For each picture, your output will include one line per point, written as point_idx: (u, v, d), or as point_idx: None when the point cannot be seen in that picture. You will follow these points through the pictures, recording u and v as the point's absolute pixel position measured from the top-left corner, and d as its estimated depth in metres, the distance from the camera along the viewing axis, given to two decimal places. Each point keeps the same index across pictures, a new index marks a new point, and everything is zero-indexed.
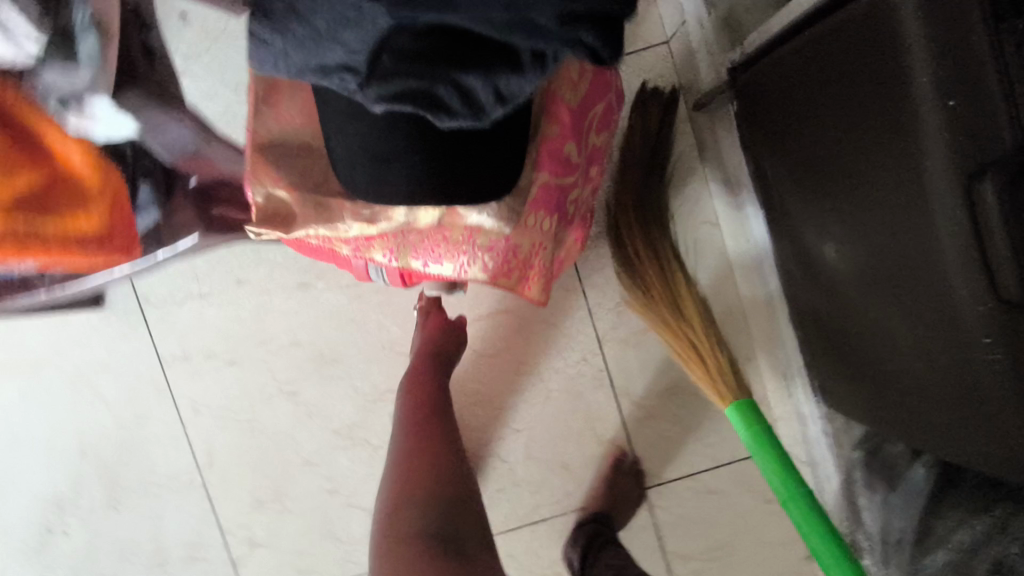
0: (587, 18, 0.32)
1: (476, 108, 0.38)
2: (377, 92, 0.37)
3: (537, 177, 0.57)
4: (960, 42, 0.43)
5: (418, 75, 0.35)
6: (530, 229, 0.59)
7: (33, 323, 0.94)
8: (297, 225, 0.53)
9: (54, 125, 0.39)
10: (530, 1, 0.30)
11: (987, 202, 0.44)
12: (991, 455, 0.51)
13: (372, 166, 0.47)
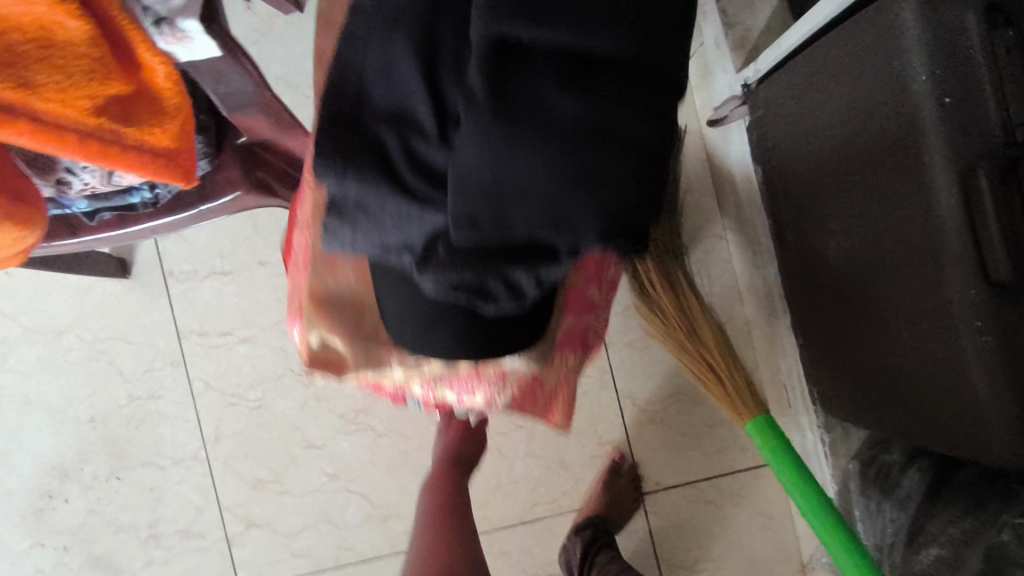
0: (629, 232, 0.31)
1: (521, 298, 0.36)
2: (432, 278, 0.35)
3: (562, 321, 0.55)
4: (958, 47, 0.49)
5: (469, 274, 0.34)
6: (556, 367, 0.57)
7: (58, 288, 0.96)
8: (349, 372, 0.54)
9: (142, 38, 0.35)
10: (574, 217, 0.30)
11: (981, 191, 0.48)
12: (979, 439, 0.54)
13: (418, 328, 0.47)
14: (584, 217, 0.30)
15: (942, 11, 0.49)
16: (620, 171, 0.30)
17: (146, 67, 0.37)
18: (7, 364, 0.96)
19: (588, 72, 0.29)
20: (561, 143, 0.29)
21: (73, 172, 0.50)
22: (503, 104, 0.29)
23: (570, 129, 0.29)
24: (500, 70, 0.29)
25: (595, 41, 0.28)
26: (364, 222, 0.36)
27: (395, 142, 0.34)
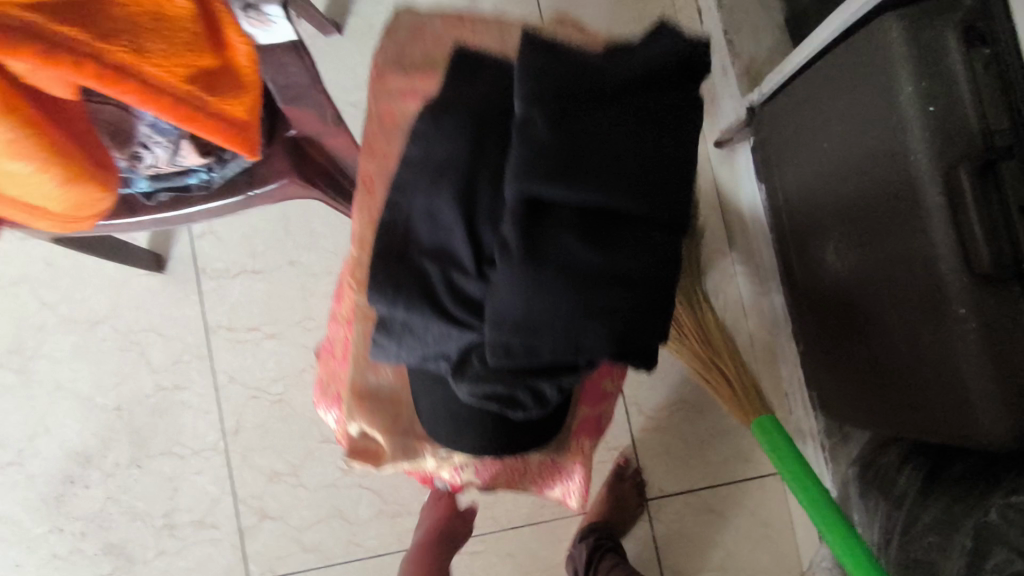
0: (634, 354, 0.44)
1: (543, 403, 0.48)
2: (468, 385, 0.47)
3: (579, 412, 0.67)
4: (940, 62, 0.55)
5: (500, 383, 0.46)
6: (573, 452, 0.68)
7: (97, 281, 1.02)
8: (386, 461, 0.65)
9: (230, 19, 0.42)
10: (591, 345, 0.42)
11: (964, 187, 0.53)
12: (967, 428, 0.58)
13: (451, 423, 0.59)
14: (596, 342, 0.42)
15: (925, 29, 0.55)
16: (624, 306, 0.42)
17: (230, 46, 0.43)
18: (42, 351, 1.01)
19: (602, 232, 0.42)
20: (586, 278, 0.41)
21: (147, 146, 0.59)
22: (541, 244, 0.41)
23: (589, 273, 0.42)
24: (532, 226, 0.42)
25: (603, 200, 0.41)
26: (410, 339, 0.49)
27: (437, 275, 0.48)
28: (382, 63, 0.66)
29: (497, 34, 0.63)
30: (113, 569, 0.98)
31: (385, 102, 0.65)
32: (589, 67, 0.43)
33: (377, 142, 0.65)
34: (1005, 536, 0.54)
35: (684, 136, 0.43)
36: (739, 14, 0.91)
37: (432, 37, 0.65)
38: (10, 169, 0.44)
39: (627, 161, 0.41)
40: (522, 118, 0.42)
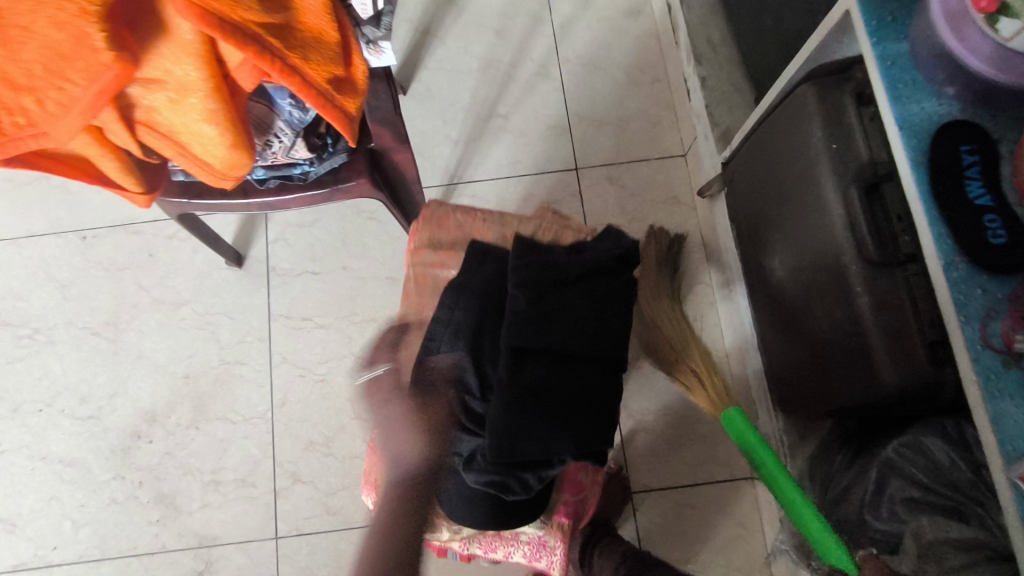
0: (590, 455, 0.62)
1: (527, 489, 0.62)
2: (473, 474, 0.60)
3: (560, 496, 0.83)
4: (839, 113, 0.76)
5: (498, 472, 0.60)
6: (556, 530, 0.82)
7: (187, 271, 1.24)
8: None
9: (355, 51, 0.67)
10: (559, 448, 0.59)
11: (854, 199, 0.73)
12: (872, 400, 0.74)
13: (465, 505, 0.64)
14: (563, 443, 0.59)
15: (827, 92, 0.78)
16: (583, 415, 0.61)
17: (354, 66, 0.67)
18: (132, 325, 1.22)
19: (566, 365, 0.62)
20: (557, 397, 0.60)
21: (275, 136, 0.79)
22: (523, 374, 0.60)
23: (557, 394, 0.60)
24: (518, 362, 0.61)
25: (567, 346, 0.62)
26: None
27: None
28: (418, 242, 0.84)
29: (501, 227, 0.83)
30: (161, 516, 1.13)
31: (420, 267, 0.82)
32: (560, 261, 0.68)
33: (413, 295, 0.82)
34: (902, 470, 0.71)
35: (621, 309, 0.66)
36: (718, 93, 1.17)
37: (455, 223, 0.84)
38: (201, 131, 0.66)
39: (583, 321, 0.63)
40: (513, 294, 0.65)
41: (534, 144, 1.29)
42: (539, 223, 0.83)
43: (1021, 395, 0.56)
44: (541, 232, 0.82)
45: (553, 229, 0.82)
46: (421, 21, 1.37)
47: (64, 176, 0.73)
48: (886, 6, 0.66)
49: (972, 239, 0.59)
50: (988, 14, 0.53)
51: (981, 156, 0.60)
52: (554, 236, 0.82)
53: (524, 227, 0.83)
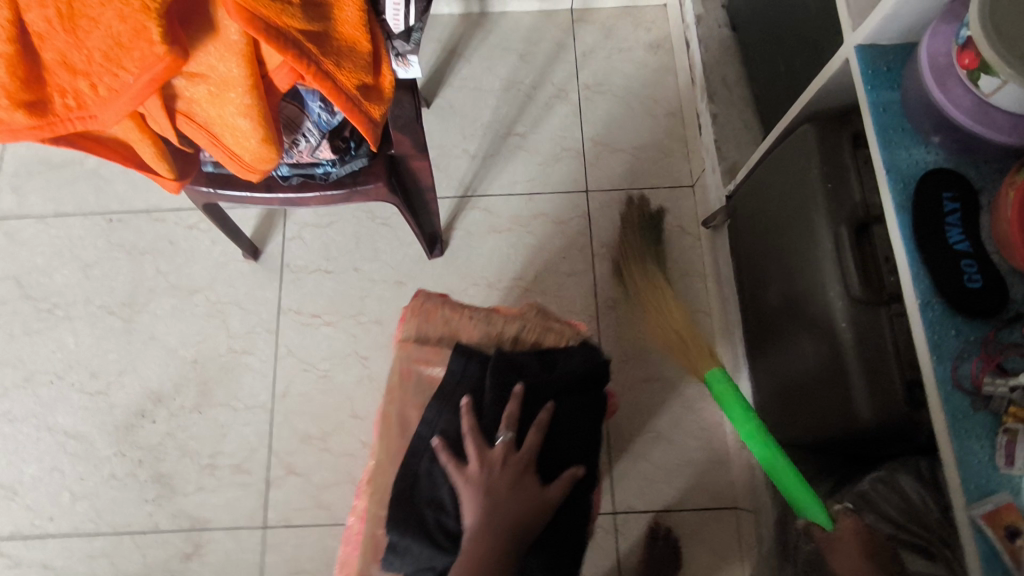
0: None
1: None
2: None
3: None
4: (838, 153, 0.80)
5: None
6: None
7: (205, 260, 1.29)
8: None
9: (386, 62, 0.72)
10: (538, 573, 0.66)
11: (844, 237, 0.76)
12: (850, 432, 0.76)
13: None
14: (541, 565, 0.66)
15: (826, 133, 0.81)
16: (558, 536, 0.68)
17: (382, 75, 0.72)
18: (148, 307, 1.26)
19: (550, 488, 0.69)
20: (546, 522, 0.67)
21: (303, 136, 0.84)
22: (518, 495, 0.66)
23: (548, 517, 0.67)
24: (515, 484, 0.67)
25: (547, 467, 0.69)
26: (410, 557, 0.67)
27: (429, 516, 0.68)
28: (405, 332, 0.80)
29: (486, 325, 0.79)
30: (157, 495, 1.16)
31: (404, 363, 0.78)
32: (539, 378, 0.72)
33: (397, 390, 0.77)
34: (878, 506, 0.72)
35: (593, 428, 0.73)
36: (728, 130, 1.22)
37: (442, 317, 0.80)
38: (235, 124, 0.71)
39: (577, 445, 0.71)
40: (507, 418, 0.69)
41: (548, 164, 1.34)
42: (523, 323, 0.79)
43: (987, 437, 0.59)
44: (525, 333, 0.79)
45: (536, 329, 0.79)
46: (450, 41, 1.44)
47: (96, 154, 0.77)
48: (883, 57, 0.71)
49: (948, 282, 0.62)
50: (971, 70, 0.59)
51: (962, 203, 0.64)
52: (538, 338, 0.79)
53: (508, 325, 0.79)
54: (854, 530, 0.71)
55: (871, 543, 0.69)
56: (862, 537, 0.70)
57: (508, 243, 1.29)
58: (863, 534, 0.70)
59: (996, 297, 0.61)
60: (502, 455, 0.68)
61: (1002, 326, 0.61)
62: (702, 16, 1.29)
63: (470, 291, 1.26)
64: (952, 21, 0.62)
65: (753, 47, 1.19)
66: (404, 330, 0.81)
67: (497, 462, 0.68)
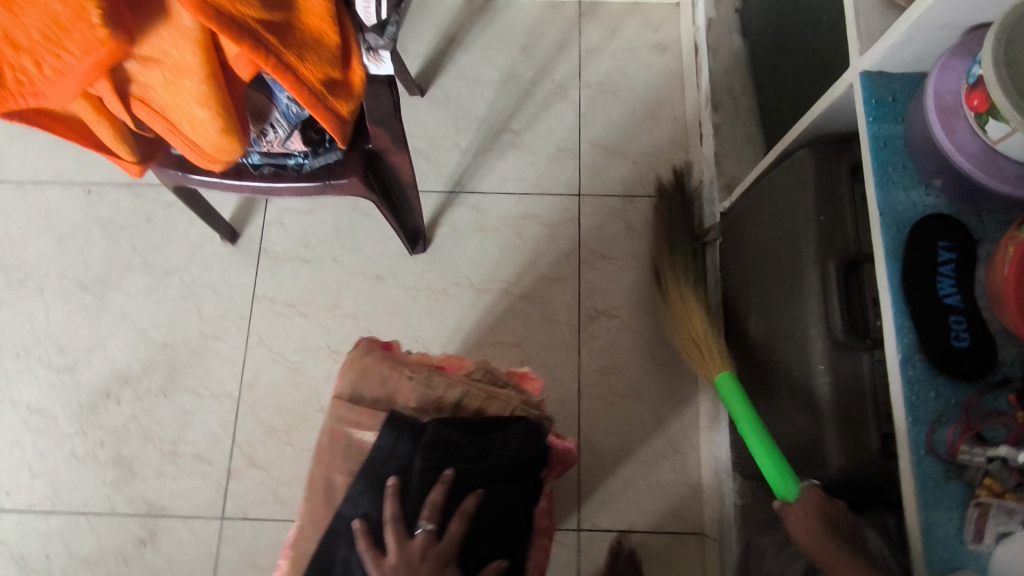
0: None
1: None
2: None
3: None
4: (834, 184, 0.75)
5: None
6: None
7: (182, 240, 1.25)
8: None
9: (357, 57, 0.67)
10: None
11: (831, 276, 0.72)
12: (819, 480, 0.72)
13: None
14: None
15: (824, 161, 0.77)
16: None
17: (353, 69, 0.68)
18: (120, 285, 1.23)
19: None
20: None
21: (271, 127, 0.80)
22: None
23: None
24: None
25: (470, 562, 0.64)
26: None
27: None
28: (340, 390, 0.75)
29: (424, 387, 0.74)
30: (116, 478, 1.14)
31: (335, 424, 0.72)
32: (470, 464, 0.67)
33: (326, 452, 0.71)
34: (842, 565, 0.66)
35: (523, 519, 0.68)
36: (729, 143, 1.17)
37: (381, 376, 0.74)
38: (193, 113, 0.67)
39: (502, 540, 0.66)
40: (428, 507, 0.64)
41: (541, 164, 1.29)
42: (466, 389, 0.74)
43: (958, 508, 0.55)
44: (467, 399, 0.74)
45: (480, 396, 0.75)
46: (450, 27, 1.38)
47: (57, 135, 0.72)
48: (889, 86, 0.65)
49: (934, 340, 0.58)
50: (979, 113, 0.53)
51: (957, 254, 0.59)
52: (481, 405, 0.74)
53: (450, 390, 0.74)
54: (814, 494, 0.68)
55: (828, 508, 0.66)
56: (820, 503, 0.67)
57: (493, 244, 1.24)
58: (821, 497, 0.67)
59: (983, 359, 0.57)
60: (421, 548, 0.63)
61: (986, 391, 0.57)
62: (713, 20, 1.23)
63: (450, 291, 1.22)
64: (965, 56, 0.57)
65: (762, 57, 1.13)
66: (339, 387, 0.75)
67: (415, 556, 0.62)
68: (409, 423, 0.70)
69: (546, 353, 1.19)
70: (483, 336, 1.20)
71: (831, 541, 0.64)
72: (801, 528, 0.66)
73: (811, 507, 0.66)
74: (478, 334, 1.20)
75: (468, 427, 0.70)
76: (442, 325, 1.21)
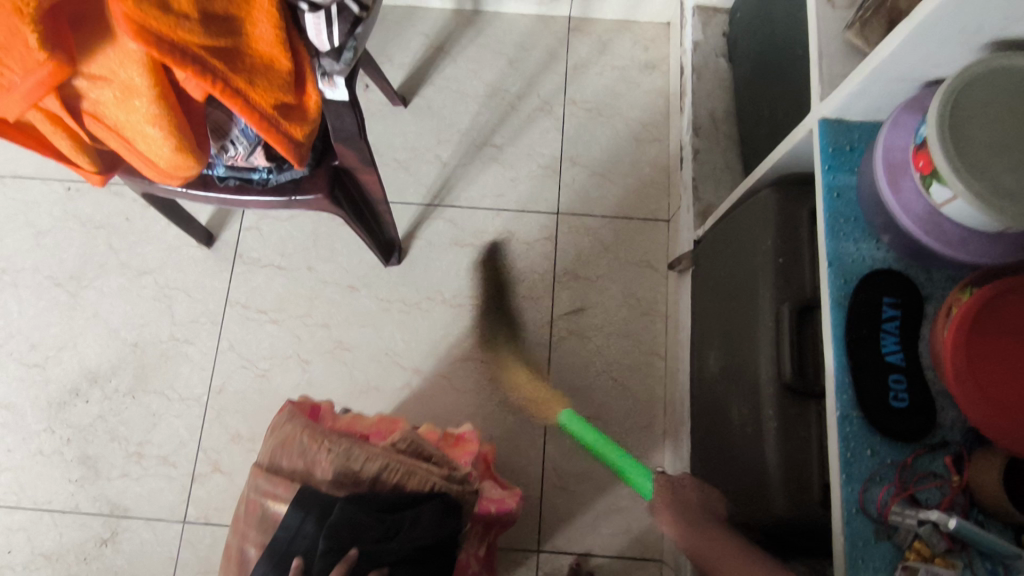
0: None
1: None
2: None
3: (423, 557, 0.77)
4: (795, 226, 0.75)
5: None
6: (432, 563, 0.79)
7: (158, 241, 1.25)
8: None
9: (310, 80, 0.66)
10: None
11: (784, 319, 0.71)
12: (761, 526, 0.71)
13: None
14: None
15: (786, 203, 0.76)
16: None
17: (307, 93, 0.67)
18: (94, 283, 1.23)
19: None
20: None
21: (231, 143, 0.81)
22: None
23: None
24: None
25: None
26: None
27: None
28: (263, 458, 0.74)
29: (341, 460, 0.70)
30: (80, 477, 1.14)
31: (252, 494, 0.71)
32: (376, 545, 0.62)
33: (242, 521, 0.71)
34: None
35: None
36: (708, 167, 1.15)
37: (299, 447, 0.72)
38: (145, 131, 0.67)
39: None
40: None
41: (520, 181, 1.28)
42: (385, 463, 0.70)
43: (885, 570, 0.54)
44: (386, 474, 0.70)
45: (400, 470, 0.70)
46: (438, 37, 1.37)
47: (15, 143, 0.70)
48: (847, 135, 0.64)
49: (873, 398, 0.57)
50: (924, 174, 0.52)
51: (902, 311, 0.58)
52: (400, 480, 0.70)
53: (364, 466, 0.70)
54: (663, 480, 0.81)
55: (676, 489, 0.79)
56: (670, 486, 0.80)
57: (468, 259, 1.24)
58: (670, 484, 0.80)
59: (921, 421, 0.56)
60: None
61: (924, 452, 0.56)
62: (699, 41, 1.22)
63: (423, 304, 1.22)
64: (918, 112, 0.56)
65: (744, 84, 1.12)
66: (261, 457, 0.74)
67: None
68: (318, 502, 0.65)
69: (515, 371, 1.19)
70: (453, 351, 1.19)
71: (684, 508, 0.76)
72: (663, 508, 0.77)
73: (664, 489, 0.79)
74: (448, 349, 1.20)
75: (381, 507, 0.66)
76: (412, 338, 1.20)
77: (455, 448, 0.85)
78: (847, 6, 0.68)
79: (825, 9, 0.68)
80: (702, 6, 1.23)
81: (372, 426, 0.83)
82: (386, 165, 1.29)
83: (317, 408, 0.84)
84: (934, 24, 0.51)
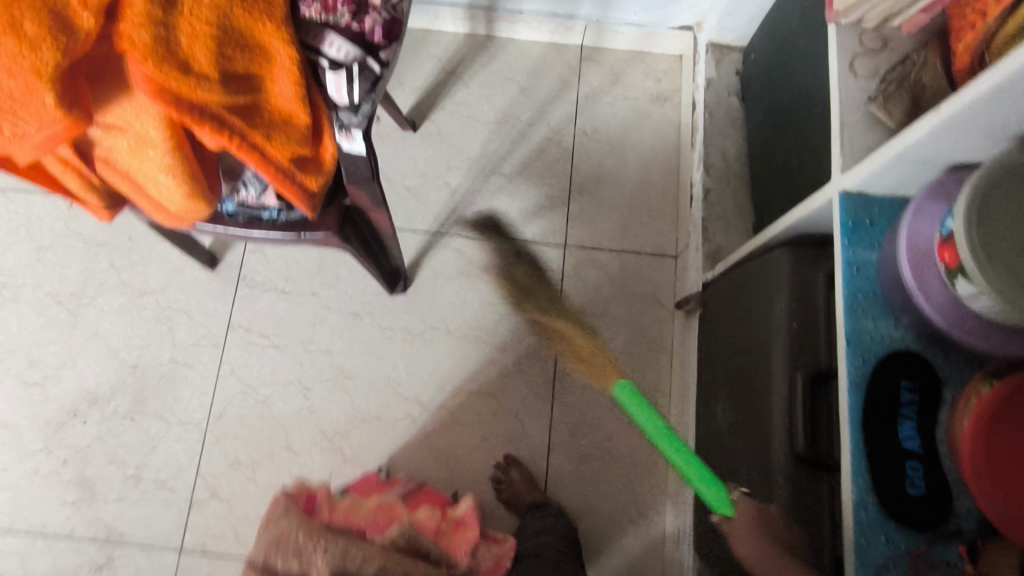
0: None
1: None
2: None
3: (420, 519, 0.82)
4: (810, 293, 0.75)
5: None
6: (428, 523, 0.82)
7: (162, 261, 1.24)
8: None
9: (327, 132, 0.65)
10: None
11: (798, 388, 0.71)
12: None
13: None
14: None
15: (801, 268, 0.76)
16: None
17: (324, 145, 0.66)
18: (96, 302, 1.22)
19: None
20: None
21: (243, 182, 0.80)
22: None
23: None
24: None
25: None
26: None
27: None
28: (251, 560, 0.63)
29: (339, 561, 0.61)
30: (77, 500, 1.13)
31: None
32: None
33: None
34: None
35: None
36: (718, 209, 1.14)
37: (294, 545, 0.62)
38: (159, 179, 0.66)
39: None
40: None
41: (528, 211, 1.27)
42: (384, 563, 0.63)
43: None
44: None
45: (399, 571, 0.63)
46: (450, 61, 1.35)
47: (26, 180, 0.67)
48: (868, 210, 0.64)
49: (889, 485, 0.56)
50: (949, 267, 0.52)
51: (919, 396, 0.58)
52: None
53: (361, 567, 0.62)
54: (754, 511, 0.65)
55: (766, 520, 0.64)
56: (759, 518, 0.64)
57: (474, 289, 1.24)
58: (758, 512, 0.65)
59: (936, 510, 0.56)
60: None
61: (939, 541, 0.56)
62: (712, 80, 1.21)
63: (427, 334, 1.21)
64: (942, 198, 0.56)
65: (756, 125, 1.12)
66: (252, 554, 0.64)
67: None
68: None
69: (519, 404, 1.18)
70: (458, 384, 1.19)
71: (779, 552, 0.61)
72: (746, 547, 0.63)
73: (754, 522, 0.63)
74: (452, 381, 1.19)
75: None
76: (415, 368, 1.20)
77: (454, 534, 0.84)
78: (870, 75, 0.68)
79: (848, 79, 0.68)
80: (716, 43, 1.23)
81: (369, 516, 0.77)
82: (394, 191, 1.28)
83: (313, 498, 0.77)
84: (968, 119, 0.50)
